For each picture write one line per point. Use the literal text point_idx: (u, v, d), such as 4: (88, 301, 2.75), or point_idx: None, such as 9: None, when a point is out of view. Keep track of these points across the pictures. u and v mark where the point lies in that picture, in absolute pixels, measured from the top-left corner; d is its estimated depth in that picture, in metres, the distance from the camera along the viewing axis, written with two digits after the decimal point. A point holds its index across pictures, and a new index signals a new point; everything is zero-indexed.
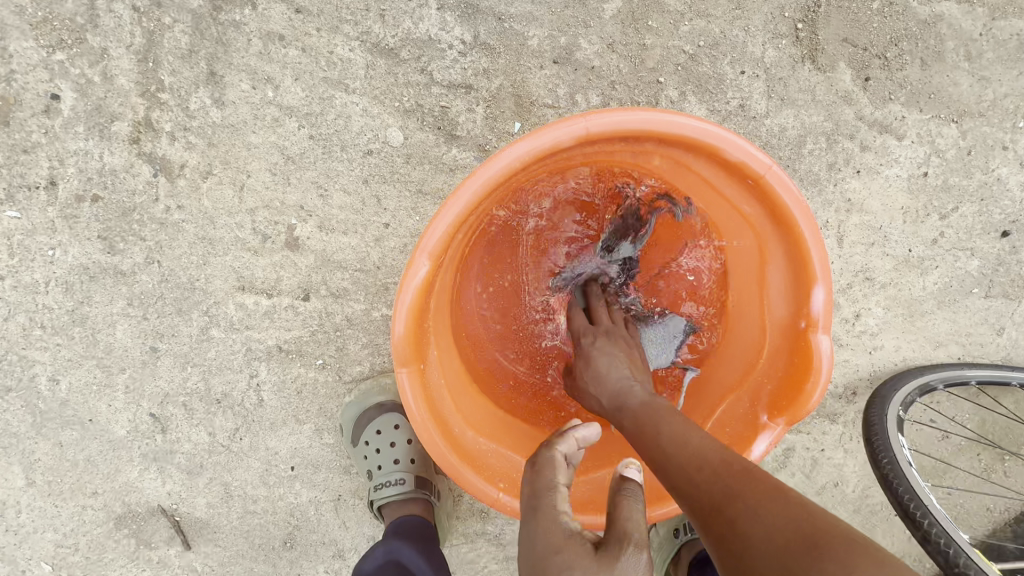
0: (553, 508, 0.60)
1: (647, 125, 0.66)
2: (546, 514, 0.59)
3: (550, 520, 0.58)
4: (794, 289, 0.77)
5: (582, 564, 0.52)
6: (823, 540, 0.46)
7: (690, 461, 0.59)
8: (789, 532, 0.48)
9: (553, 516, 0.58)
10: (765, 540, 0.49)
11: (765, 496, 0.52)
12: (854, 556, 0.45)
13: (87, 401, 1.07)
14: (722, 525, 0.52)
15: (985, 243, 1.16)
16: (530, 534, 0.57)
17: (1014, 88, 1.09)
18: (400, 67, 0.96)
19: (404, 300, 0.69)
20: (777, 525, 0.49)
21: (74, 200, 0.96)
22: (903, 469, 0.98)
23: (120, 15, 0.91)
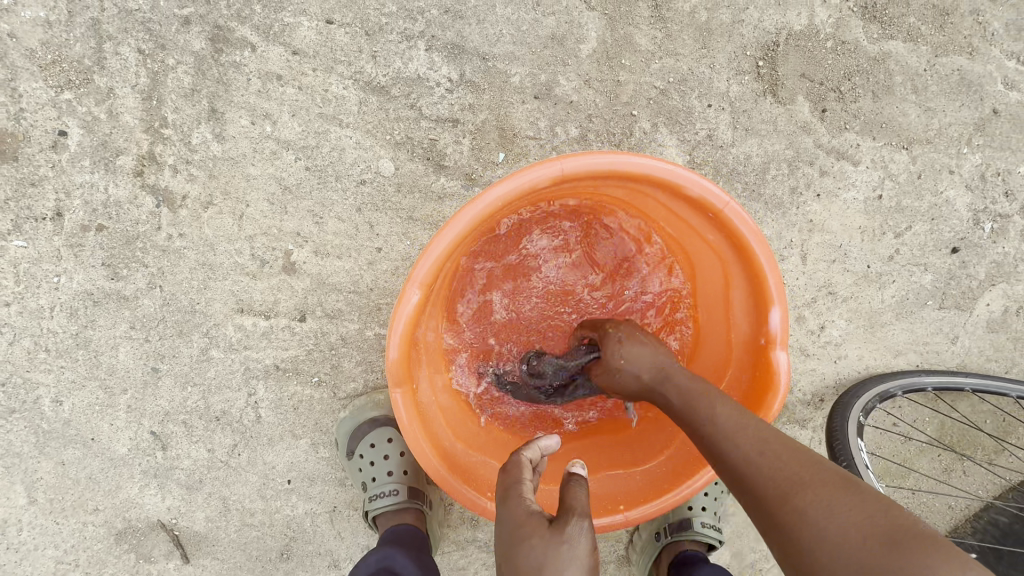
0: (518, 495, 0.67)
1: (614, 167, 0.73)
2: (513, 503, 0.65)
3: (516, 504, 0.65)
4: (755, 310, 0.85)
5: (538, 534, 0.59)
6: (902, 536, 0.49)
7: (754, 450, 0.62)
8: (867, 529, 0.50)
9: (518, 501, 0.66)
10: (841, 535, 0.51)
11: (837, 493, 0.55)
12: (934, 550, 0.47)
13: (89, 421, 1.11)
14: (792, 515, 0.55)
15: (937, 259, 1.25)
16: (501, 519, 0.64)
17: (958, 117, 1.19)
18: (391, 103, 1.02)
19: (397, 328, 0.75)
20: (851, 521, 0.51)
21: (80, 230, 1.01)
22: (860, 471, 1.07)
23: (126, 57, 0.97)
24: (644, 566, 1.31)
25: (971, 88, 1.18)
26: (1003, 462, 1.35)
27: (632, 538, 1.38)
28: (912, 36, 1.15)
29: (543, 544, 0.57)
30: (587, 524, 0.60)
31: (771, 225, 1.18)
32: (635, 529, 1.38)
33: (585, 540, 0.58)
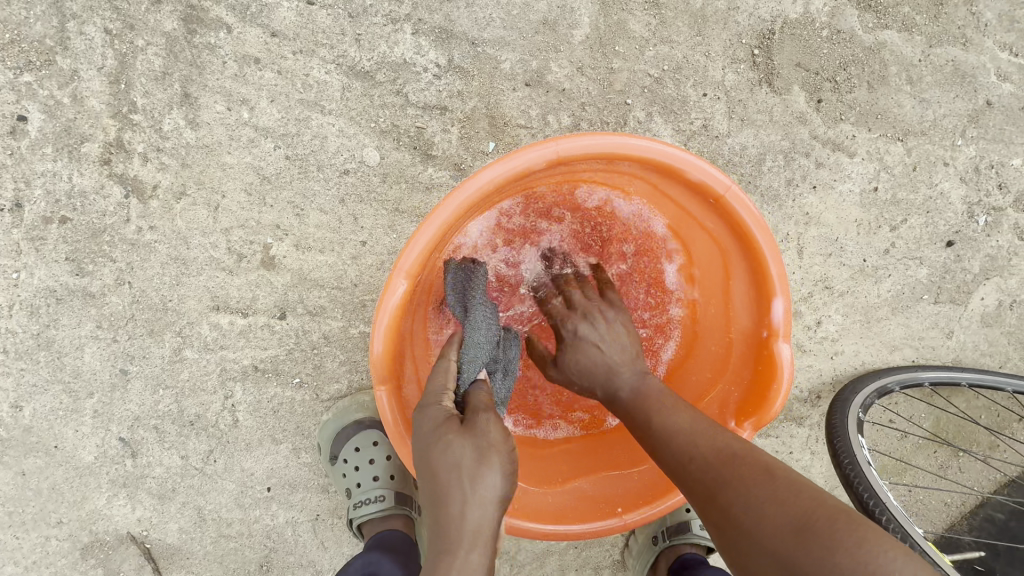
0: (437, 406, 0.69)
1: (615, 150, 0.69)
2: (428, 411, 0.69)
3: (434, 410, 0.69)
4: (756, 300, 0.82)
5: (459, 441, 0.63)
6: (809, 524, 0.51)
7: (683, 451, 0.65)
8: (775, 516, 0.53)
9: (436, 410, 0.69)
10: (755, 525, 0.54)
11: (752, 480, 0.58)
12: (835, 534, 0.50)
13: (52, 427, 1.03)
14: (715, 511, 0.59)
15: (932, 253, 1.24)
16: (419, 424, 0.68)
17: (952, 109, 1.18)
18: (376, 89, 0.98)
19: (382, 320, 0.70)
20: (767, 511, 0.54)
21: (41, 222, 0.94)
22: (863, 469, 1.02)
23: (91, 37, 0.91)
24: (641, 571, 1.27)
25: (964, 79, 1.18)
26: (998, 456, 1.33)
27: (628, 541, 1.34)
28: (907, 26, 1.14)
29: (465, 447, 0.62)
30: (493, 418, 0.67)
31: (767, 217, 1.16)
32: (631, 532, 1.34)
33: (494, 431, 0.65)
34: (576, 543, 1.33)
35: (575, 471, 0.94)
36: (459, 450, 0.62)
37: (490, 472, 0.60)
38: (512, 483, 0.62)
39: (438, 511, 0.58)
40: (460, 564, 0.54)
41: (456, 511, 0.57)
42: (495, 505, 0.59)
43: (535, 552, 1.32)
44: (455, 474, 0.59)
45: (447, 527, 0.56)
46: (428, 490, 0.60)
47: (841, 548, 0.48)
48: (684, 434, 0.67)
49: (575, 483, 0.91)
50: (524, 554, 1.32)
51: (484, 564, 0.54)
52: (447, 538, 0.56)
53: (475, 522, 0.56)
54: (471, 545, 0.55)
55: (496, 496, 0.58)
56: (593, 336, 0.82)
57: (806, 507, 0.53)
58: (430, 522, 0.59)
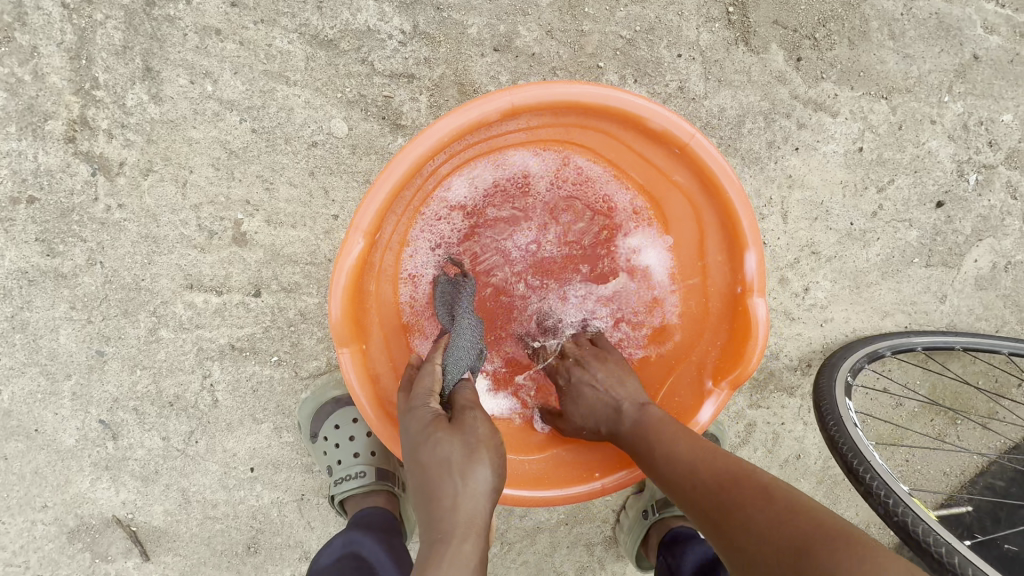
0: (423, 406, 0.68)
1: (571, 97, 0.69)
2: (414, 412, 0.68)
3: (419, 413, 0.67)
4: (730, 256, 0.81)
5: (449, 441, 0.62)
6: (806, 544, 0.51)
7: (686, 478, 0.65)
8: (775, 539, 0.53)
9: (422, 411, 0.67)
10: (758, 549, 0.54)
11: (754, 505, 0.57)
12: (833, 552, 0.49)
13: (32, 410, 1.03)
14: (722, 537, 0.58)
15: (922, 214, 1.21)
16: (407, 427, 0.67)
17: (937, 64, 1.15)
18: (340, 58, 0.96)
19: (339, 281, 0.70)
20: (767, 534, 0.54)
21: (9, 202, 0.95)
22: (849, 429, 0.99)
23: (49, 12, 0.90)
24: (632, 547, 1.25)
25: (949, 32, 1.14)
26: (997, 421, 1.30)
27: (619, 517, 1.32)
28: None
29: (458, 447, 0.62)
30: (480, 415, 0.68)
31: (749, 181, 1.13)
32: (621, 507, 1.32)
33: (482, 426, 0.65)
34: (567, 520, 1.31)
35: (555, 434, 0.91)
36: (447, 447, 0.61)
37: (479, 468, 0.60)
38: (502, 475, 0.63)
39: (431, 509, 0.59)
40: (453, 554, 0.55)
41: (448, 506, 0.58)
42: (486, 497, 0.60)
43: (526, 530, 1.31)
44: (445, 470, 0.60)
45: (440, 521, 0.57)
46: (424, 499, 0.60)
47: (839, 567, 0.48)
48: (684, 461, 0.66)
49: (553, 449, 0.89)
50: (515, 533, 1.31)
51: (476, 552, 0.56)
52: (441, 529, 0.57)
53: (468, 514, 0.58)
54: (463, 535, 0.56)
55: (486, 489, 0.59)
56: (588, 377, 0.81)
57: (805, 526, 0.53)
58: (422, 516, 0.60)
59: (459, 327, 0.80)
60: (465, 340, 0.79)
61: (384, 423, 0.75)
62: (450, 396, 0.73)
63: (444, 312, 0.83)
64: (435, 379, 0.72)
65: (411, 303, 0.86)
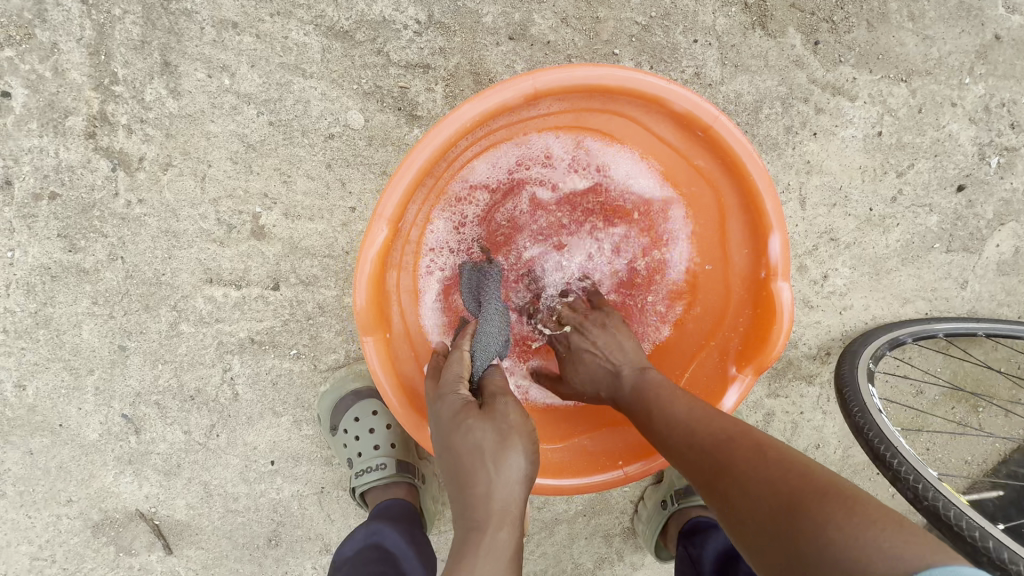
0: (453, 393, 0.68)
1: (594, 80, 0.68)
2: (444, 399, 0.68)
3: (450, 400, 0.67)
4: (753, 240, 0.80)
5: (481, 426, 0.62)
6: (798, 501, 0.49)
7: (684, 441, 0.64)
8: (768, 498, 0.52)
9: (452, 398, 0.68)
10: (751, 508, 0.53)
11: (749, 465, 0.56)
12: (826, 507, 0.48)
13: (56, 405, 1.04)
14: (717, 499, 0.57)
15: (942, 199, 1.19)
16: (438, 415, 0.67)
17: (958, 45, 1.13)
18: (356, 49, 0.96)
19: (364, 268, 0.70)
20: (761, 492, 0.53)
21: (31, 199, 0.95)
22: (873, 415, 0.98)
23: (68, 8, 0.91)
24: (650, 538, 1.25)
25: (970, 13, 1.13)
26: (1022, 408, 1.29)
27: (637, 509, 1.32)
28: None
29: (492, 432, 0.61)
30: (511, 402, 0.68)
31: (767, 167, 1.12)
32: (639, 498, 1.32)
33: (513, 413, 0.65)
34: (585, 511, 1.31)
35: (575, 425, 0.92)
36: (479, 433, 0.61)
37: (512, 454, 0.60)
38: (535, 462, 0.62)
39: (464, 496, 0.58)
40: (489, 543, 0.54)
41: (481, 494, 0.57)
42: (520, 484, 0.59)
43: (544, 523, 1.31)
44: (477, 457, 0.59)
45: (474, 509, 0.57)
46: (457, 485, 0.60)
47: (830, 522, 0.46)
48: (682, 423, 0.65)
49: (574, 438, 0.90)
50: (533, 525, 1.31)
51: (513, 539, 0.55)
52: (475, 517, 0.56)
53: (502, 501, 0.57)
54: (499, 524, 0.56)
55: (521, 477, 0.59)
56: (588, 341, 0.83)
57: (798, 484, 0.51)
58: (455, 504, 0.60)
59: (486, 313, 0.84)
60: (492, 325, 0.84)
61: (410, 412, 0.76)
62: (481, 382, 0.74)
63: (471, 299, 0.87)
64: (464, 367, 0.74)
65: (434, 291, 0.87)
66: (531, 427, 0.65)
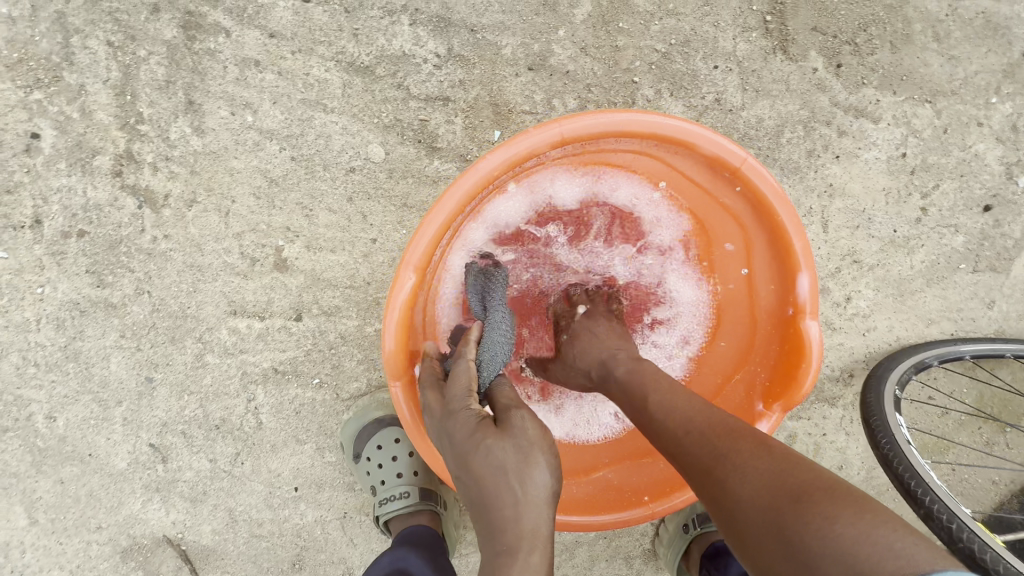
0: (466, 408, 0.67)
1: (620, 126, 0.68)
2: (458, 417, 0.66)
3: (463, 417, 0.66)
4: (780, 276, 0.79)
5: (500, 445, 0.61)
6: (806, 495, 0.49)
7: (679, 427, 0.62)
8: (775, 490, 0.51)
9: (465, 415, 0.66)
10: (753, 498, 0.52)
11: (753, 457, 0.55)
12: (834, 504, 0.48)
13: (85, 436, 1.06)
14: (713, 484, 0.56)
15: (968, 219, 1.16)
16: (451, 433, 0.65)
17: (984, 65, 1.11)
18: (376, 84, 0.97)
19: (392, 316, 0.71)
20: (766, 483, 0.52)
21: (61, 236, 0.97)
22: (903, 448, 0.97)
23: (95, 51, 0.93)
24: (672, 561, 1.24)
25: (996, 31, 1.11)
26: None
27: (657, 530, 1.31)
28: None
29: (512, 449, 0.60)
30: (527, 414, 0.66)
31: (789, 191, 1.11)
32: (661, 520, 1.31)
33: (530, 425, 0.64)
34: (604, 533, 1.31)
35: (595, 460, 0.92)
36: (500, 453, 0.60)
37: (536, 471, 0.59)
38: (559, 476, 0.62)
39: (491, 519, 0.58)
40: (522, 567, 0.54)
41: (510, 516, 0.57)
42: (546, 503, 0.59)
43: (564, 544, 1.31)
44: (502, 479, 0.59)
45: (504, 531, 0.56)
46: (481, 509, 0.59)
47: (839, 517, 0.47)
48: (680, 412, 0.63)
49: (596, 474, 0.90)
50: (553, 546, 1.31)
51: (545, 563, 0.55)
52: (504, 541, 0.56)
53: (532, 525, 0.57)
54: (530, 547, 0.55)
55: (548, 495, 0.58)
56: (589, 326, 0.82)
57: (804, 479, 0.51)
58: (481, 528, 0.59)
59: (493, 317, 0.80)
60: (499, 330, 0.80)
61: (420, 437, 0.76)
62: (489, 392, 0.72)
63: (476, 301, 0.82)
64: (471, 375, 0.71)
65: (448, 317, 0.85)
66: (551, 439, 0.64)
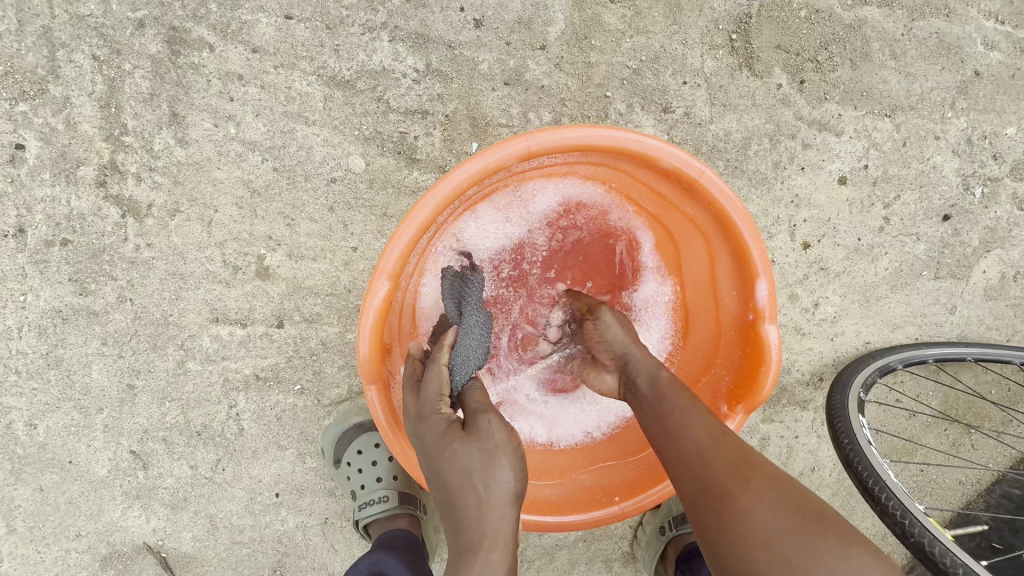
0: (435, 413, 0.70)
1: (585, 139, 0.72)
2: (429, 421, 0.69)
3: (434, 421, 0.69)
4: (742, 284, 0.82)
5: (466, 449, 0.64)
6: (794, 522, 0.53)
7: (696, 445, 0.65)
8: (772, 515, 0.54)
9: (435, 420, 0.69)
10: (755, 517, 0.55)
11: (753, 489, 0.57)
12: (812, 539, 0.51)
13: (65, 443, 1.06)
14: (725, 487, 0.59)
15: (929, 228, 1.21)
16: (422, 436, 0.68)
17: (939, 82, 1.17)
18: (357, 97, 1.00)
19: (366, 321, 0.74)
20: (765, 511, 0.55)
21: (44, 245, 0.99)
22: (863, 448, 1.01)
23: (80, 64, 0.96)
24: (650, 564, 1.27)
25: (950, 51, 1.16)
26: (1013, 432, 1.31)
27: (636, 533, 1.33)
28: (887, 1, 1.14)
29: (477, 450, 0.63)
30: (494, 416, 0.68)
31: (756, 201, 1.15)
32: (639, 523, 1.34)
33: (498, 430, 0.66)
34: (584, 536, 1.33)
35: (569, 463, 0.94)
36: (465, 457, 0.63)
37: (501, 472, 0.62)
38: (524, 478, 0.64)
39: (457, 519, 0.60)
40: (481, 563, 0.56)
41: (475, 515, 0.59)
42: (509, 505, 0.61)
43: (545, 548, 1.32)
44: (467, 481, 0.61)
45: (470, 531, 0.59)
46: (449, 511, 0.61)
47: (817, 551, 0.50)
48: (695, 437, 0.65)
49: (571, 475, 0.92)
50: (534, 551, 1.32)
51: (505, 561, 0.57)
52: (467, 541, 0.58)
53: (493, 525, 0.59)
54: (492, 545, 0.57)
55: (510, 495, 0.61)
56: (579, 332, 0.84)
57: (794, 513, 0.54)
58: (449, 527, 0.62)
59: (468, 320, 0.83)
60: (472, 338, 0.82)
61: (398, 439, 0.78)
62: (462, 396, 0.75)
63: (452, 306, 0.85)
64: (443, 381, 0.74)
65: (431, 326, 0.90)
66: (517, 442, 0.66)
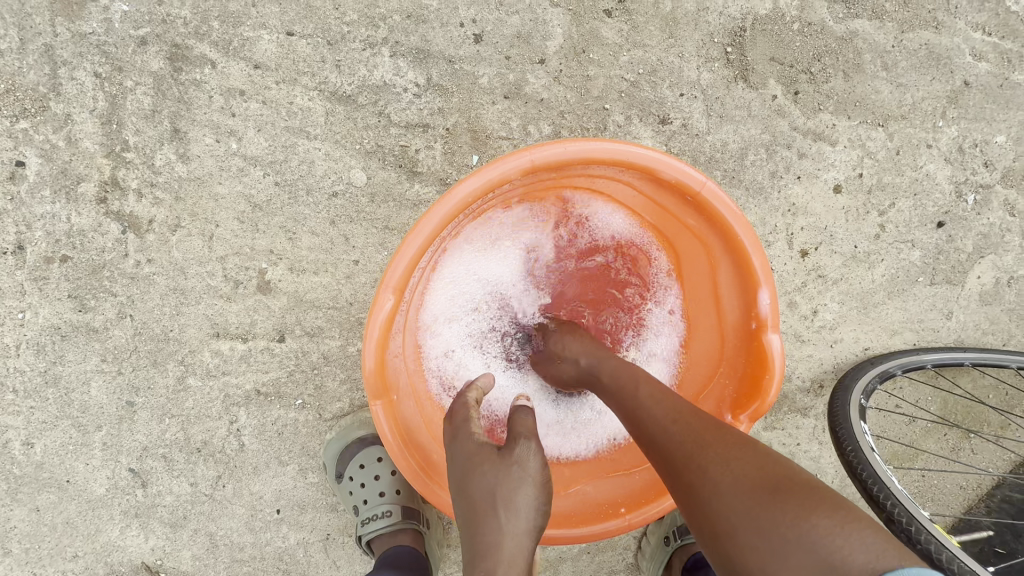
0: (468, 431, 0.73)
1: (588, 153, 0.73)
2: (460, 440, 0.71)
3: (465, 440, 0.71)
4: (744, 293, 0.83)
5: (492, 469, 0.65)
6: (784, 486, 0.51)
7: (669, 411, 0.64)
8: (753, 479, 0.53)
9: (467, 438, 0.71)
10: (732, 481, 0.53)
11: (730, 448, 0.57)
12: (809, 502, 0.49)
13: (63, 462, 1.05)
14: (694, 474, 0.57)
15: (924, 234, 1.23)
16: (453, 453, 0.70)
17: (930, 91, 1.19)
18: (358, 112, 1.01)
19: (372, 335, 0.74)
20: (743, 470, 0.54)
21: (44, 262, 0.98)
22: (866, 454, 1.02)
23: (82, 82, 0.96)
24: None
25: (939, 61, 1.19)
26: (1011, 436, 1.32)
27: (640, 544, 1.33)
28: (877, 13, 1.16)
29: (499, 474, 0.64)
30: (533, 445, 0.70)
31: (754, 211, 1.17)
32: (642, 534, 1.33)
33: (532, 461, 0.67)
34: (588, 548, 1.32)
35: (573, 475, 0.94)
36: (493, 477, 0.64)
37: (524, 498, 0.63)
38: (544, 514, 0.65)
39: (475, 538, 0.59)
40: None
41: (494, 539, 0.59)
42: (527, 535, 0.61)
43: (548, 561, 1.31)
44: (491, 501, 0.62)
45: (486, 554, 0.57)
46: (467, 530, 0.61)
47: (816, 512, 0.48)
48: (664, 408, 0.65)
49: (576, 486, 0.92)
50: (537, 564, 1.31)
51: None
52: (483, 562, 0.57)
53: (510, 551, 0.58)
54: (506, 572, 0.56)
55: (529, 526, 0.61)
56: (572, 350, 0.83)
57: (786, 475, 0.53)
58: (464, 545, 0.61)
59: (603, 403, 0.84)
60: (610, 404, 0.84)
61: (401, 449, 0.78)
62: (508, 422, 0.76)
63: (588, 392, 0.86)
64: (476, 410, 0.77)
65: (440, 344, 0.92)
66: (545, 477, 0.67)
